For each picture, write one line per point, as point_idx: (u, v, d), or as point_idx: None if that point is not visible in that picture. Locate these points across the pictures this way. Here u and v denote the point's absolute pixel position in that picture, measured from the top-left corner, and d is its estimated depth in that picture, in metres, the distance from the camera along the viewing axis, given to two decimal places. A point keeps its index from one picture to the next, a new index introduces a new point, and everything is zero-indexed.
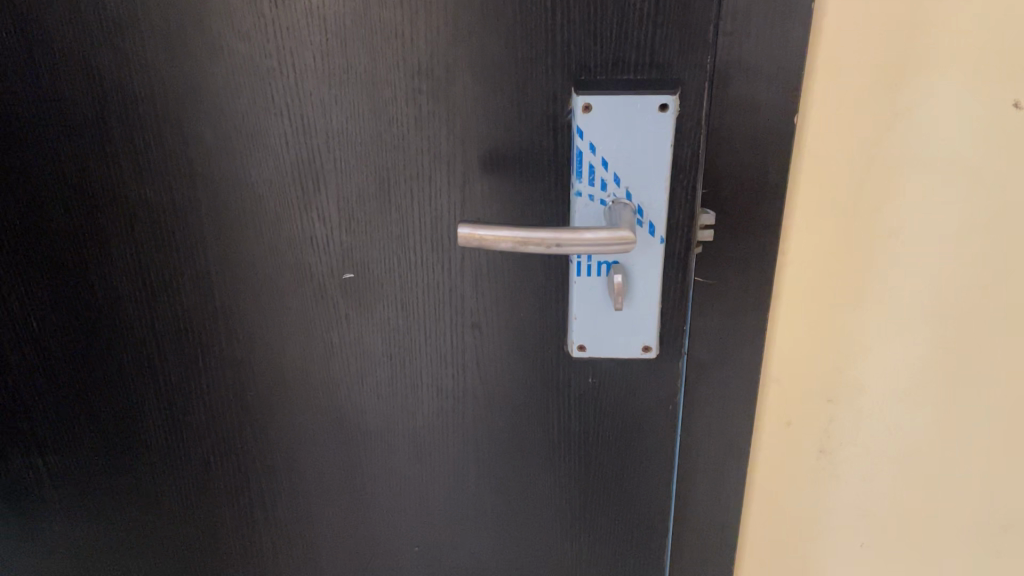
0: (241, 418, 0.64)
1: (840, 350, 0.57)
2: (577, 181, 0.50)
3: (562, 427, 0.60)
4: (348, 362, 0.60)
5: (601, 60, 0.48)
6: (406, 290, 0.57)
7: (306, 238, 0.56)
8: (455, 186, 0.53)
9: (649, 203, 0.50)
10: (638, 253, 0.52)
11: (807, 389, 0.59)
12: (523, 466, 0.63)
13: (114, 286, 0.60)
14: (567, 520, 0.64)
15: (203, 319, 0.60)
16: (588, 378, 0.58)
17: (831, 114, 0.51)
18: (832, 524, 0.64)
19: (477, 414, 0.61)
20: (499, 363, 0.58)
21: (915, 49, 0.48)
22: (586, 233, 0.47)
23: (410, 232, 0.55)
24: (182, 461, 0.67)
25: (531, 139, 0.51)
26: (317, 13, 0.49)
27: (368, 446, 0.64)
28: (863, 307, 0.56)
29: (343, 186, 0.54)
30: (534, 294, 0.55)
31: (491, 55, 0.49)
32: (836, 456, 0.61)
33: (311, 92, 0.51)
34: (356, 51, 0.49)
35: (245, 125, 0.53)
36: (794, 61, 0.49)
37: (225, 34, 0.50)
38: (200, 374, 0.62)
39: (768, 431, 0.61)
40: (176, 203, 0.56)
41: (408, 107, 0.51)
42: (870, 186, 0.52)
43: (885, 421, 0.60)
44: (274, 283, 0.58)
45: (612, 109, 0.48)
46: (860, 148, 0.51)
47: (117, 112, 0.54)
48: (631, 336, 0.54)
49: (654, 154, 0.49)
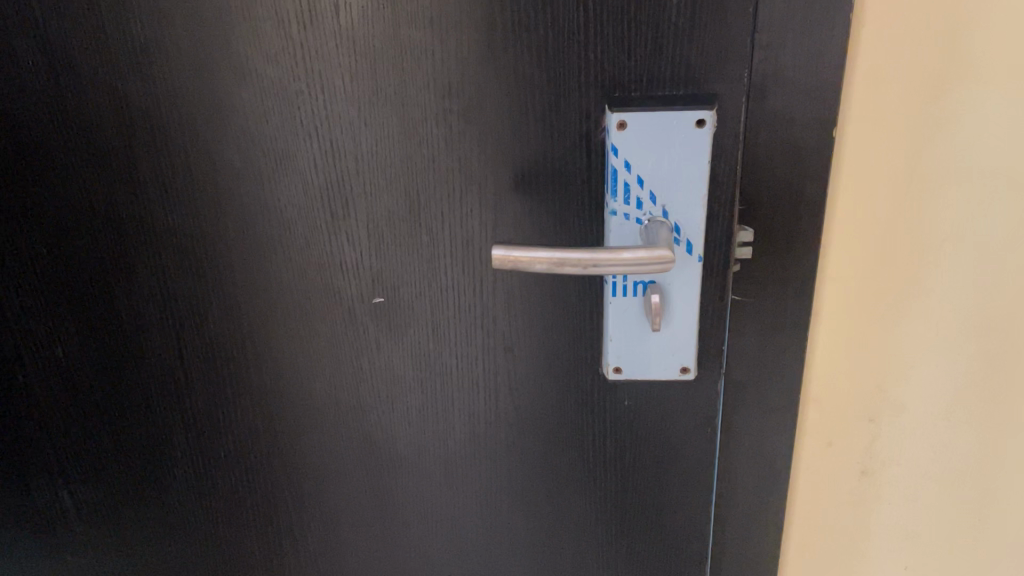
0: (269, 446, 0.63)
1: (882, 367, 0.56)
2: (612, 200, 0.49)
3: (598, 449, 0.59)
4: (378, 387, 0.59)
5: (634, 76, 0.47)
6: (436, 314, 0.55)
7: (335, 263, 0.55)
8: (487, 207, 0.52)
9: (686, 221, 0.49)
10: (675, 273, 0.50)
11: (849, 410, 0.57)
12: (559, 491, 0.61)
13: (140, 313, 0.59)
14: (602, 545, 0.63)
15: (231, 346, 0.59)
16: (624, 400, 0.57)
17: (869, 125, 0.49)
18: (875, 544, 0.62)
19: (509, 439, 0.60)
20: (533, 385, 0.57)
21: (957, 57, 0.47)
22: (624, 252, 0.46)
23: (440, 255, 0.53)
24: (209, 491, 0.66)
25: (565, 158, 0.50)
26: (346, 35, 0.48)
27: (399, 473, 0.63)
28: (905, 324, 0.54)
29: (371, 209, 0.53)
30: (569, 316, 0.54)
31: (522, 72, 0.48)
32: (879, 476, 0.59)
33: (340, 114, 0.50)
34: (386, 71, 0.49)
35: (274, 150, 0.52)
36: (834, 73, 0.47)
37: (252, 57, 0.49)
38: (227, 402, 0.61)
39: (810, 452, 0.59)
40: (202, 229, 0.55)
41: (438, 128, 0.50)
42: (911, 199, 0.51)
43: (927, 437, 0.58)
44: (302, 308, 0.57)
45: (646, 124, 0.47)
46: (900, 160, 0.50)
47: (143, 137, 0.53)
48: (669, 356, 0.53)
49: (691, 171, 0.48)
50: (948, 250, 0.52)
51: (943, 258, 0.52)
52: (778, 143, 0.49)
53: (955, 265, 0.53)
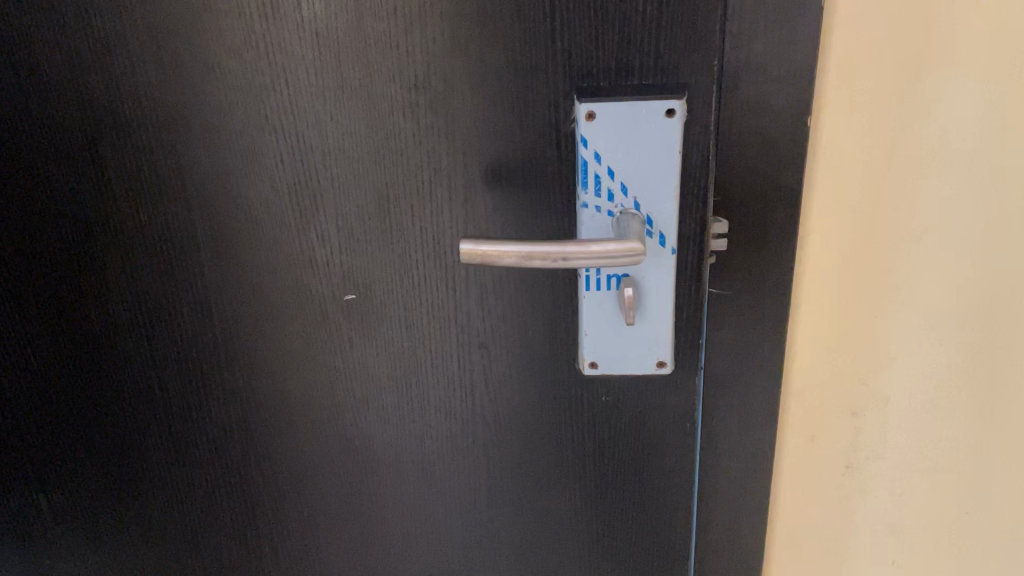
0: (245, 447, 0.62)
1: (863, 361, 0.55)
2: (583, 192, 0.49)
3: (576, 446, 0.58)
4: (353, 387, 0.58)
5: (603, 66, 0.46)
6: (410, 311, 0.55)
7: (306, 260, 0.54)
8: (457, 202, 0.51)
9: (658, 213, 0.48)
10: (648, 266, 0.50)
11: (832, 404, 0.57)
12: (538, 489, 0.60)
13: (111, 315, 0.58)
14: (585, 544, 0.62)
15: (204, 347, 0.58)
16: (602, 396, 0.56)
17: (845, 115, 0.49)
18: (861, 539, 0.62)
19: (487, 436, 0.59)
20: (510, 382, 0.56)
21: (930, 44, 0.47)
22: (594, 244, 0.45)
23: (412, 251, 0.53)
24: (185, 494, 0.65)
25: (535, 152, 0.49)
26: (309, 28, 0.47)
27: (378, 473, 0.62)
28: (885, 317, 0.54)
29: (341, 205, 0.52)
30: (543, 312, 0.53)
31: (489, 64, 0.47)
32: (862, 470, 0.59)
33: (306, 110, 0.49)
34: (352, 64, 0.48)
35: (242, 147, 0.51)
36: (806, 60, 0.47)
37: (217, 53, 0.49)
38: (201, 403, 0.61)
39: (793, 446, 0.59)
40: (171, 228, 0.54)
41: (406, 121, 0.49)
42: (888, 191, 0.50)
43: (911, 431, 0.58)
44: (275, 307, 0.56)
45: (617, 115, 0.46)
46: (878, 151, 0.49)
47: (109, 135, 0.52)
48: (645, 351, 0.52)
49: (662, 162, 0.47)
50: (928, 242, 0.52)
51: (924, 249, 0.52)
52: (750, 132, 0.49)
53: (935, 256, 0.52)
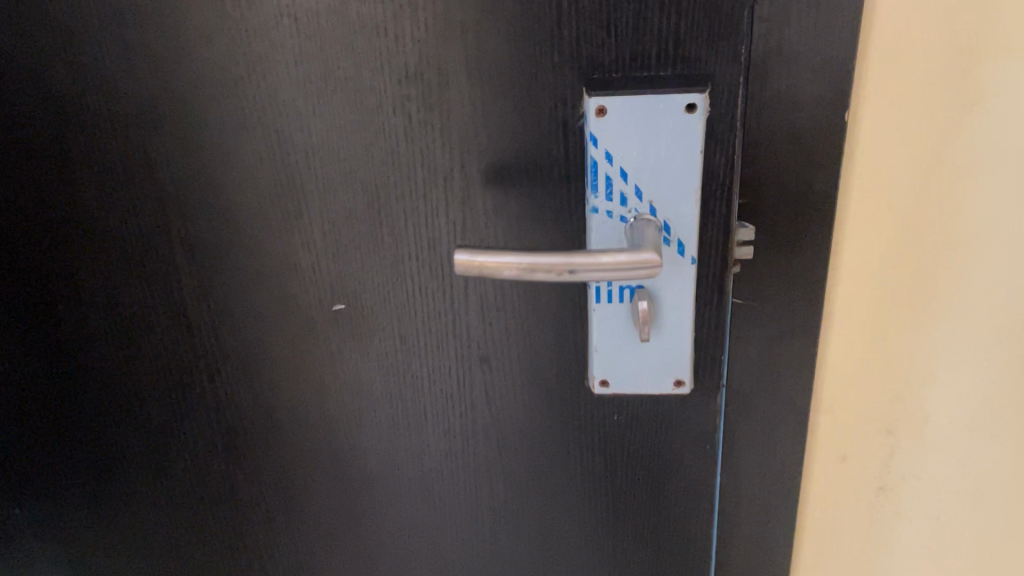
0: (229, 463, 0.58)
1: (900, 376, 0.50)
2: (592, 196, 0.44)
3: (585, 469, 0.54)
4: (344, 401, 0.54)
5: (616, 55, 0.41)
6: (403, 322, 0.50)
7: (290, 266, 0.50)
8: (455, 205, 0.46)
9: (677, 219, 0.44)
10: (665, 277, 0.45)
11: (864, 422, 0.52)
12: (543, 511, 0.56)
13: (83, 323, 0.54)
14: (593, 569, 0.58)
15: (183, 358, 0.54)
16: (614, 415, 0.51)
17: (886, 108, 0.43)
18: (894, 563, 0.57)
19: (490, 456, 0.55)
20: (514, 398, 0.52)
21: (986, 29, 0.41)
22: (604, 256, 0.40)
23: (405, 258, 0.48)
24: (168, 511, 0.61)
25: (540, 149, 0.44)
26: (288, 13, 0.42)
27: (372, 493, 0.58)
28: (927, 329, 0.49)
29: (327, 207, 0.47)
30: (550, 324, 0.49)
31: (488, 53, 0.42)
32: (898, 492, 0.54)
33: (286, 103, 0.45)
34: (336, 53, 0.43)
35: (217, 144, 0.47)
36: (845, 48, 0.41)
37: (186, 41, 0.44)
38: (181, 416, 0.57)
39: (822, 467, 0.54)
40: (142, 231, 0.50)
41: (397, 116, 0.44)
42: (934, 192, 0.45)
43: (952, 450, 0.53)
44: (258, 316, 0.52)
45: (631, 110, 0.41)
46: (922, 149, 0.44)
47: (73, 130, 0.48)
48: (661, 368, 0.48)
49: (681, 163, 0.42)
50: (977, 248, 0.46)
51: (972, 254, 0.46)
52: (781, 127, 0.44)
53: (986, 263, 0.47)
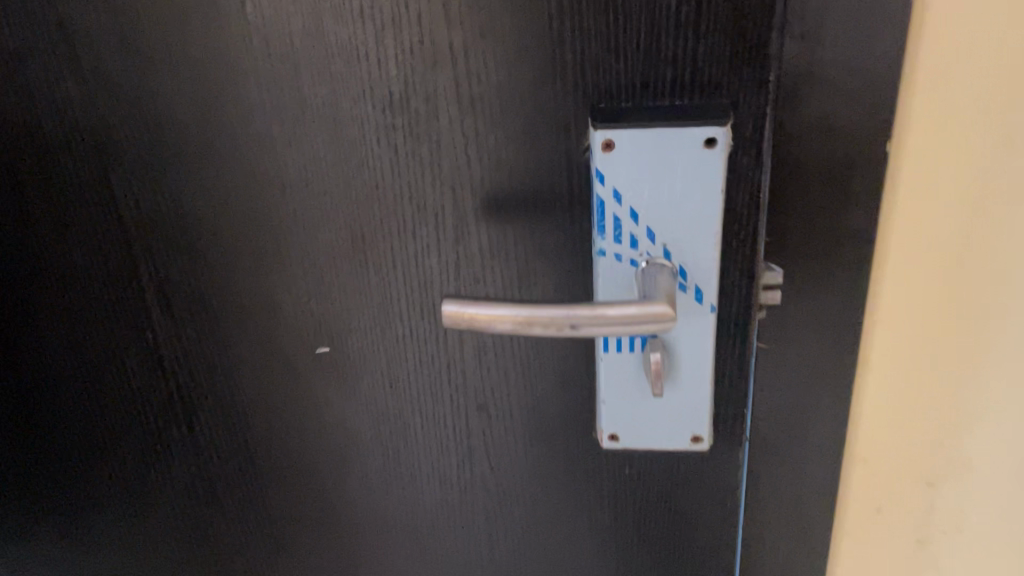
0: (210, 509, 0.54)
1: (944, 426, 0.45)
2: (599, 237, 0.39)
3: (592, 525, 0.49)
4: (331, 448, 0.50)
5: (625, 82, 0.36)
6: (393, 367, 0.46)
7: (269, 306, 0.45)
8: (448, 244, 0.42)
9: (694, 263, 0.38)
10: (681, 326, 0.40)
11: (902, 473, 0.47)
12: (547, 567, 0.52)
13: (51, 360, 0.51)
14: None
15: (156, 400, 0.50)
16: (624, 469, 0.47)
17: (934, 131, 0.38)
18: None
19: (489, 508, 0.50)
20: (514, 448, 0.47)
21: None
22: (609, 309, 0.36)
23: (394, 299, 0.44)
24: (147, 557, 0.57)
25: (540, 185, 0.39)
26: (259, 34, 0.38)
27: (364, 542, 0.54)
28: (975, 375, 0.44)
29: (308, 244, 0.43)
30: (553, 373, 0.44)
31: (480, 80, 0.37)
32: (938, 547, 0.49)
33: (260, 132, 0.41)
34: (312, 78, 0.39)
35: (187, 176, 0.43)
36: (888, 72, 0.36)
37: (150, 66, 0.40)
38: (157, 460, 0.53)
39: (853, 518, 0.49)
40: (109, 266, 0.46)
41: (381, 147, 0.40)
42: (987, 224, 0.40)
43: (1002, 509, 0.47)
44: (236, 358, 0.48)
45: (641, 144, 0.36)
46: (974, 176, 0.39)
47: (32, 158, 0.45)
48: (677, 424, 0.43)
49: (698, 202, 0.37)
50: None
51: None
52: (814, 160, 0.39)
53: None
